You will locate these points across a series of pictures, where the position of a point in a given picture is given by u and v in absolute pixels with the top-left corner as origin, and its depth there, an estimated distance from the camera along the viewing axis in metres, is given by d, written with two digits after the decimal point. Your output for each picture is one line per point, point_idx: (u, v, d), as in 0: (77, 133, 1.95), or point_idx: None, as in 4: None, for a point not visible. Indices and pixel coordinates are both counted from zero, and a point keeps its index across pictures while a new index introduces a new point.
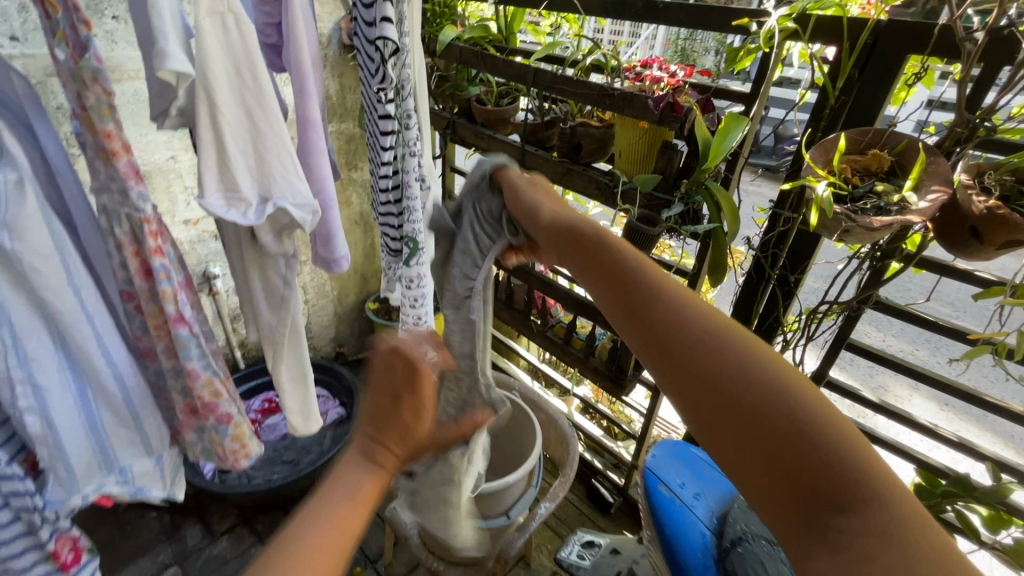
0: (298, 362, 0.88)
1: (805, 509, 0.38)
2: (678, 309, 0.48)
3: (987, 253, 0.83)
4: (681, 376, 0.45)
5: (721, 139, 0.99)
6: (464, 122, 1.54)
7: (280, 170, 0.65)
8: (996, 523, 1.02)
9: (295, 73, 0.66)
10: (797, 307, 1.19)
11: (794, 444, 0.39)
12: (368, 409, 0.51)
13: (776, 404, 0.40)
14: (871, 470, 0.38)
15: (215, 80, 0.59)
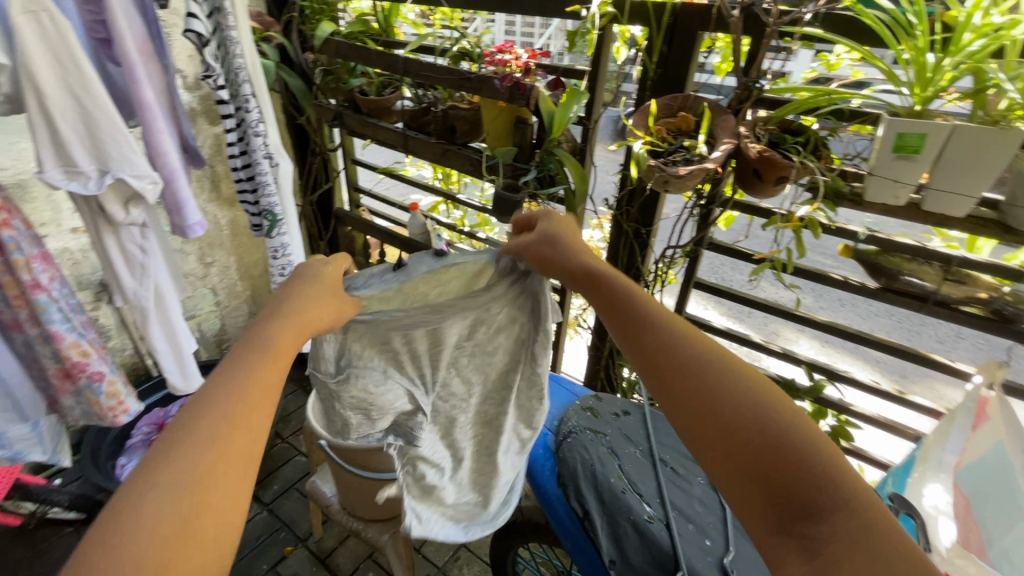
0: (168, 323, 0.99)
1: (782, 511, 0.43)
2: (679, 338, 0.55)
3: (770, 189, 1.02)
4: (669, 385, 0.52)
5: (560, 110, 1.13)
6: (350, 112, 1.62)
7: (114, 146, 0.74)
8: (815, 414, 1.24)
9: (125, 63, 0.74)
10: (654, 255, 1.37)
11: (780, 461, 0.44)
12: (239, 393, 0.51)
13: (736, 415, 0.47)
14: (850, 491, 0.42)
15: (38, 69, 0.67)
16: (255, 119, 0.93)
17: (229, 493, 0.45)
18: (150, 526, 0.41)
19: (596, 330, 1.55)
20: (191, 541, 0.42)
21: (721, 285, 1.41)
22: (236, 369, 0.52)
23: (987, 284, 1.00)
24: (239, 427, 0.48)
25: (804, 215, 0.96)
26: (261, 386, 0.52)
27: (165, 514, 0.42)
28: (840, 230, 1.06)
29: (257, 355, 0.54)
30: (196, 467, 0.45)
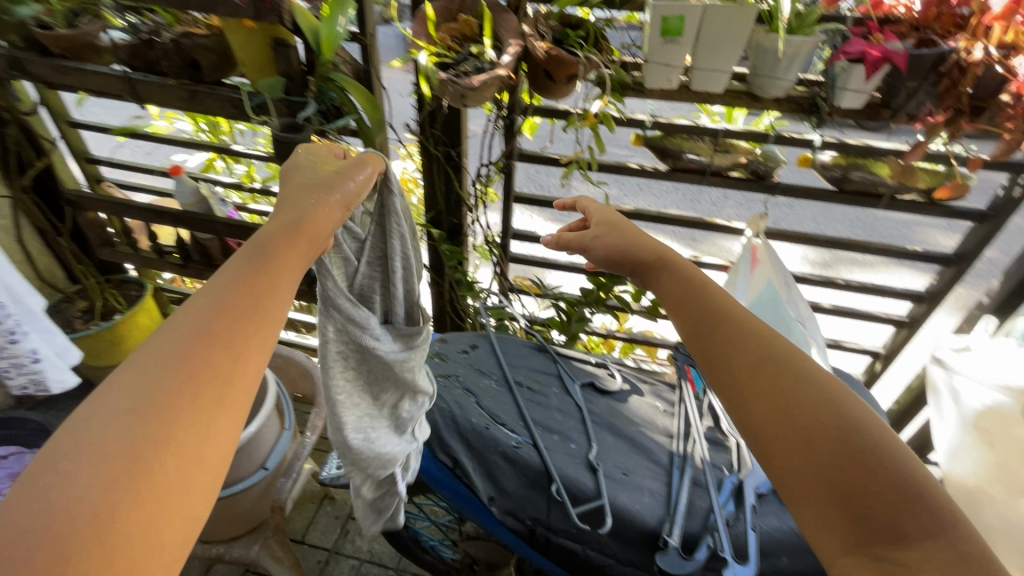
0: None
1: (862, 521, 0.37)
2: (753, 331, 0.48)
3: (562, 89, 1.01)
4: (740, 367, 0.46)
5: (324, 24, 0.94)
6: (34, 56, 1.18)
7: None
8: (638, 293, 1.39)
9: None
10: (470, 177, 1.32)
11: (868, 465, 0.39)
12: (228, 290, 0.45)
13: (823, 411, 0.42)
14: (941, 512, 0.38)
15: None
16: None
17: (215, 424, 0.38)
18: (110, 456, 0.34)
19: (431, 266, 1.48)
20: (178, 477, 0.35)
21: (537, 194, 1.44)
22: (217, 290, 0.44)
23: (746, 148, 1.16)
24: (218, 348, 0.41)
25: (597, 112, 0.97)
26: (245, 303, 0.44)
27: (130, 440, 0.35)
28: (630, 121, 1.12)
29: (253, 263, 0.47)
30: (171, 391, 0.38)
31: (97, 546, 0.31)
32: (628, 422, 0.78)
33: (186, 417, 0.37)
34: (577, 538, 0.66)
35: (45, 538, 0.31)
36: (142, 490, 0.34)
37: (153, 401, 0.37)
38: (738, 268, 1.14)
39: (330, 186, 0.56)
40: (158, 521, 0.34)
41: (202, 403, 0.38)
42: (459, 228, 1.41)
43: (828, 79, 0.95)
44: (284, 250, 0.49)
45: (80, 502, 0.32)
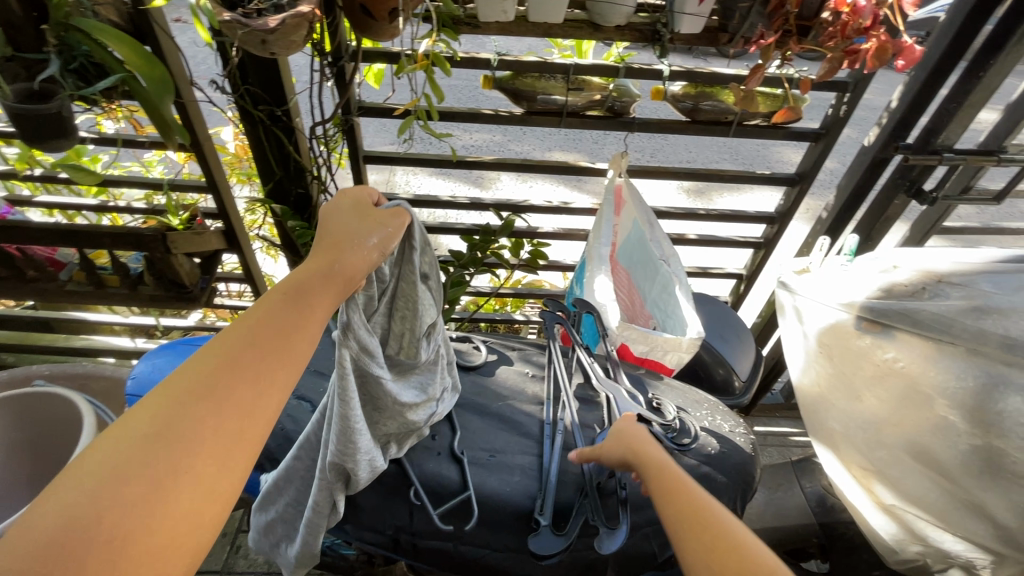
0: None
1: None
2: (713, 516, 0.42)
3: (387, 29, 0.87)
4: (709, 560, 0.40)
5: None
6: None
7: None
8: (514, 247, 1.33)
9: None
10: (309, 141, 1.14)
11: None
12: (257, 320, 0.43)
13: None
14: None
15: None
16: None
17: (230, 458, 0.37)
18: (117, 483, 0.33)
19: (284, 246, 1.30)
20: (185, 505, 0.34)
21: (390, 151, 1.29)
22: (253, 320, 0.42)
23: (599, 85, 1.10)
24: (247, 384, 0.39)
25: (426, 53, 0.85)
26: (274, 333, 0.42)
27: (142, 471, 0.33)
28: (471, 61, 1.01)
29: (285, 299, 0.44)
30: (200, 416, 0.37)
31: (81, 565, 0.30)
32: (495, 398, 0.73)
33: (206, 452, 0.36)
34: (446, 536, 0.61)
35: (48, 535, 0.30)
36: (146, 525, 0.32)
37: (172, 429, 0.35)
38: (603, 209, 1.06)
39: (369, 237, 0.52)
40: (154, 552, 0.32)
41: (225, 440, 0.37)
42: (309, 200, 1.24)
43: (666, 2, 0.90)
44: (317, 290, 0.46)
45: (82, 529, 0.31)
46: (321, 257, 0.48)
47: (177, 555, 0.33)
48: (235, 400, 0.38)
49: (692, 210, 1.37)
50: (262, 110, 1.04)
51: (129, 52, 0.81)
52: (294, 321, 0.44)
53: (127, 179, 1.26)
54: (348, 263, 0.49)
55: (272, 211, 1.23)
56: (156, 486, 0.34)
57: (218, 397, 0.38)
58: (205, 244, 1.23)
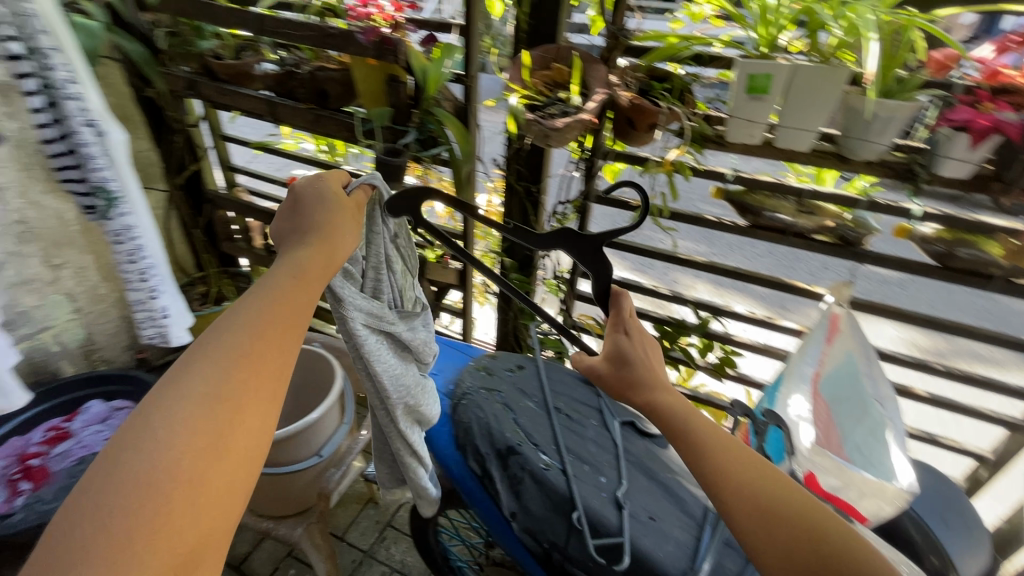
0: None
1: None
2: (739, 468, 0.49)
3: (643, 137, 1.05)
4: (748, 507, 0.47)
5: (432, 64, 1.10)
6: (205, 80, 1.45)
7: None
8: (704, 348, 1.34)
9: None
10: (548, 213, 1.37)
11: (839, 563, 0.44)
12: (267, 287, 0.47)
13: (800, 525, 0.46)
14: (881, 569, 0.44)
15: None
16: (99, 94, 0.84)
17: (260, 412, 0.42)
18: (183, 434, 0.37)
19: (500, 294, 1.54)
20: (229, 454, 0.39)
21: (610, 236, 1.47)
22: (258, 303, 0.46)
23: (833, 212, 1.11)
24: (264, 358, 0.43)
25: (673, 161, 1.02)
26: (289, 304, 0.47)
27: (197, 421, 0.38)
28: (709, 172, 1.14)
29: (290, 272, 0.49)
30: (234, 371, 0.41)
31: (164, 507, 0.35)
32: (663, 467, 0.77)
33: (234, 421, 0.40)
34: (591, 569, 0.66)
35: (136, 483, 0.35)
36: (218, 455, 0.38)
37: (215, 388, 0.40)
38: (812, 334, 1.05)
39: (346, 224, 0.57)
40: (217, 500, 0.37)
41: (253, 405, 0.41)
42: (532, 261, 1.45)
43: (929, 145, 0.91)
44: (313, 259, 0.51)
45: (142, 504, 0.34)
46: (313, 242, 0.53)
47: (229, 510, 0.38)
48: (264, 357, 0.43)
49: (925, 362, 1.22)
50: (523, 183, 1.31)
51: (461, 134, 1.18)
52: (303, 288, 0.49)
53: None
54: (340, 236, 0.55)
55: (501, 262, 1.48)
56: (217, 435, 0.39)
57: (246, 357, 0.42)
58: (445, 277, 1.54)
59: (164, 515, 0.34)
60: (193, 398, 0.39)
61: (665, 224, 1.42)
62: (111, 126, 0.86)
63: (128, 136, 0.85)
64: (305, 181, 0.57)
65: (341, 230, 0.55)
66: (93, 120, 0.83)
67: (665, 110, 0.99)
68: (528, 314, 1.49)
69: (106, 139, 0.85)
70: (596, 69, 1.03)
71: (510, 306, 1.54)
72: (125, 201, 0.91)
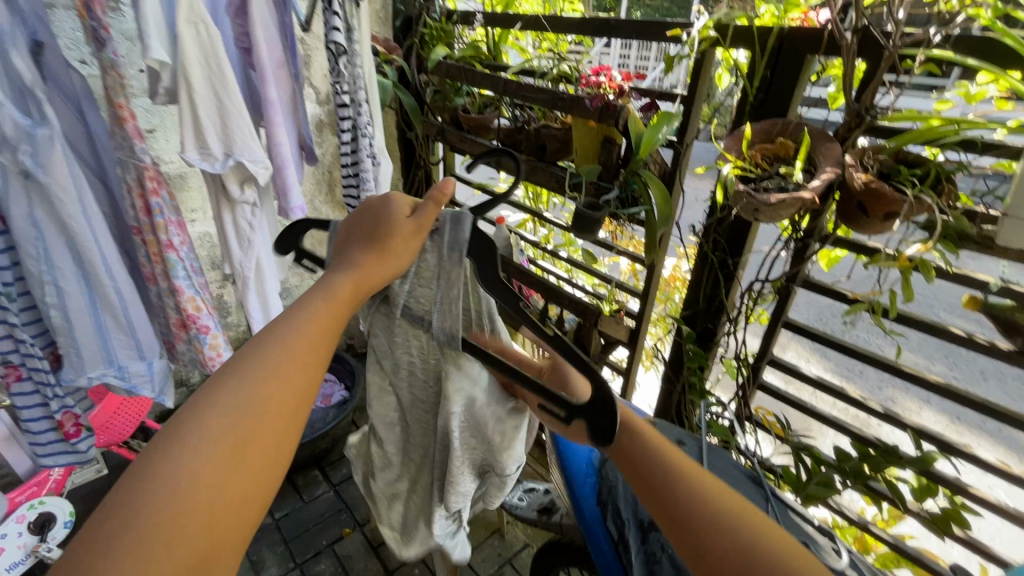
0: (265, 291, 1.12)
1: None
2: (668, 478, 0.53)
3: (877, 225, 0.92)
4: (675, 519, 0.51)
5: (650, 131, 1.14)
6: (453, 129, 1.74)
7: (237, 131, 0.85)
8: (922, 490, 1.07)
9: (263, 75, 0.87)
10: (741, 288, 1.28)
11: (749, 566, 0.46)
12: (303, 310, 0.53)
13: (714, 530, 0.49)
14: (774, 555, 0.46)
15: (188, 65, 0.79)
16: (382, 134, 1.12)
17: (286, 417, 0.48)
18: (219, 436, 0.44)
19: (671, 362, 1.47)
20: (252, 453, 0.45)
21: (813, 327, 1.30)
22: (297, 322, 0.52)
23: None
24: (299, 365, 0.50)
25: (913, 256, 0.87)
26: (321, 328, 0.53)
27: (230, 422, 0.44)
28: (962, 276, 0.94)
29: (320, 297, 0.55)
30: (268, 384, 0.47)
31: (203, 496, 0.41)
32: None
33: (259, 421, 0.46)
34: None
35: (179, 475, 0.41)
36: (243, 454, 0.44)
37: (250, 398, 0.46)
38: None
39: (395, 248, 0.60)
40: (239, 495, 0.43)
41: (279, 412, 0.47)
42: (712, 334, 1.35)
43: None
44: (345, 284, 0.57)
45: (192, 483, 0.41)
46: (361, 255, 0.59)
47: (251, 500, 0.44)
48: (296, 369, 0.50)
49: None
50: (720, 252, 1.25)
51: (662, 197, 1.19)
52: (332, 309, 0.54)
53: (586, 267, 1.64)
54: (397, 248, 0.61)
55: (678, 329, 1.42)
56: (246, 437, 0.45)
57: (280, 370, 0.48)
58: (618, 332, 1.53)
59: (198, 505, 0.41)
60: (232, 404, 0.45)
61: (888, 326, 1.20)
62: (382, 159, 1.14)
63: (390, 169, 1.12)
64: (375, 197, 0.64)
65: (404, 231, 0.61)
66: (376, 154, 1.12)
67: (912, 198, 0.85)
68: (697, 389, 1.39)
69: (379, 168, 1.14)
70: (829, 146, 0.95)
71: (680, 377, 1.45)
72: None
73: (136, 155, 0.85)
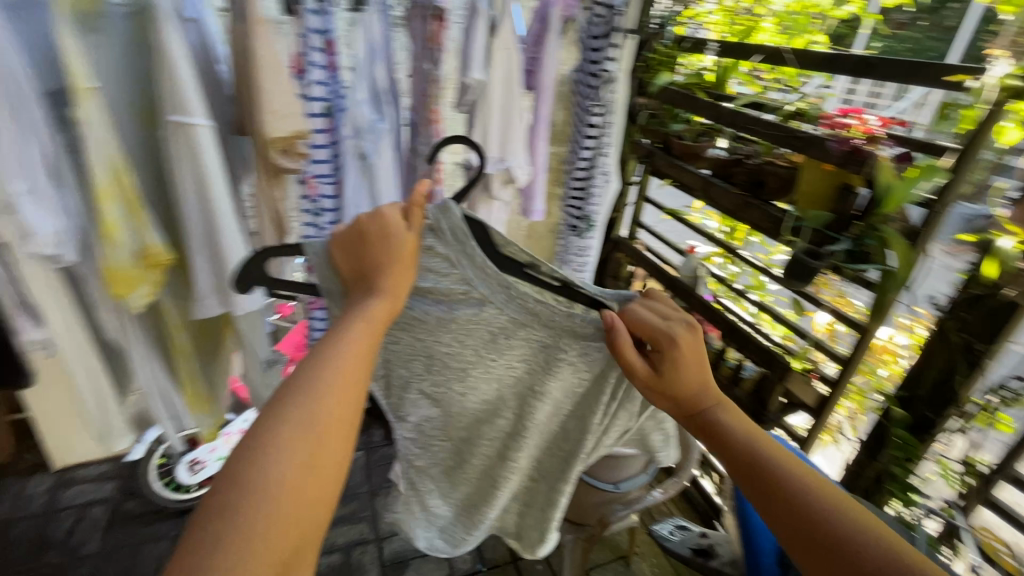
0: None
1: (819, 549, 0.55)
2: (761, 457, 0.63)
3: None
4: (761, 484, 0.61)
5: (904, 185, 1.02)
6: (662, 154, 1.76)
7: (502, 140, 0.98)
8: None
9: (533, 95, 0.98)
10: (986, 382, 1.07)
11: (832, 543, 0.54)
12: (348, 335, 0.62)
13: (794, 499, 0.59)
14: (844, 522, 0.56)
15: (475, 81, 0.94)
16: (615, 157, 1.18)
17: (343, 423, 0.56)
18: (293, 444, 0.51)
19: (866, 444, 1.30)
20: (321, 455, 0.53)
21: None
22: (342, 342, 0.61)
23: None
24: (348, 382, 0.58)
25: None
26: (360, 349, 0.61)
27: (302, 432, 0.52)
28: None
29: (357, 325, 0.63)
30: (326, 399, 0.55)
31: (288, 495, 0.49)
32: None
33: (326, 430, 0.54)
34: None
35: (266, 482, 0.48)
36: (315, 460, 0.52)
37: (310, 410, 0.54)
38: None
39: (404, 271, 0.69)
40: (315, 493, 0.52)
41: (332, 424, 0.55)
42: (931, 426, 1.16)
43: None
44: (374, 310, 0.65)
45: (272, 491, 0.48)
46: (385, 281, 0.67)
47: (323, 497, 0.53)
48: (346, 384, 0.58)
49: None
50: (967, 335, 1.06)
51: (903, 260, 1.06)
52: (367, 330, 0.63)
53: (777, 315, 1.50)
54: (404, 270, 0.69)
55: (885, 409, 1.24)
56: (316, 446, 0.53)
57: (333, 386, 0.57)
58: (805, 395, 1.40)
59: (287, 503, 0.49)
60: (303, 417, 0.53)
61: None
62: (610, 180, 1.20)
63: (617, 189, 1.17)
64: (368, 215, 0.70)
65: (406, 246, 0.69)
66: (607, 174, 1.17)
67: None
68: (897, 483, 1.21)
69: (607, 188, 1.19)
70: None
71: (874, 464, 1.27)
72: (594, 234, 1.23)
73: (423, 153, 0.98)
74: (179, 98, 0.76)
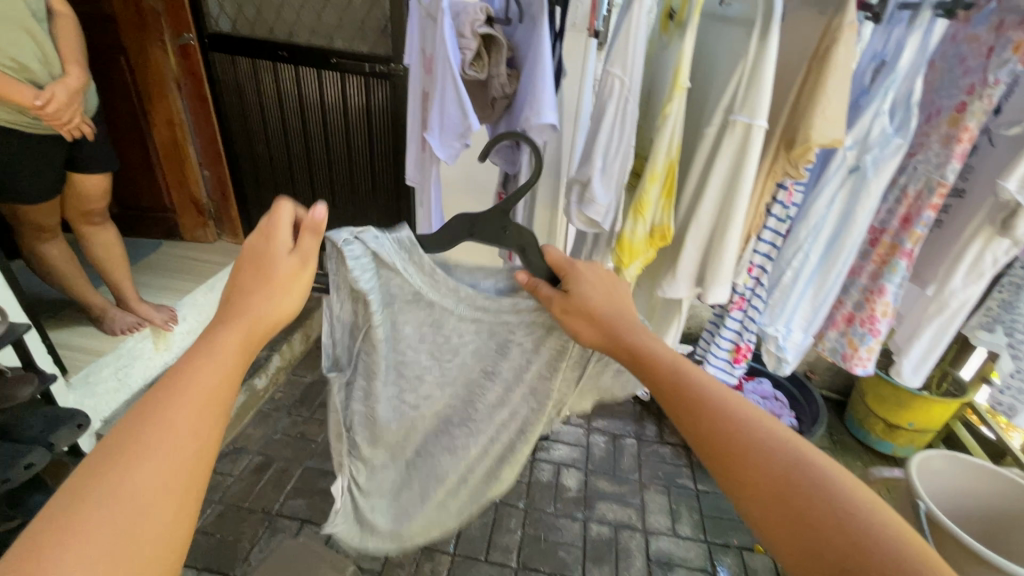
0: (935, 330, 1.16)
1: (799, 523, 0.54)
2: (724, 406, 0.63)
3: None
4: (716, 439, 0.61)
5: None
6: None
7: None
8: None
9: None
10: None
11: (809, 499, 0.54)
12: (214, 347, 0.57)
13: (763, 454, 0.58)
14: (843, 488, 0.54)
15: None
16: None
17: (206, 436, 0.52)
18: (152, 468, 0.47)
19: None
20: (183, 470, 0.49)
21: None
22: (203, 361, 0.55)
23: None
24: (210, 397, 0.53)
25: None
26: (227, 367, 0.56)
27: (161, 462, 0.48)
28: None
29: (205, 343, 0.57)
30: (183, 418, 0.51)
31: (140, 517, 0.45)
32: None
33: (186, 458, 0.50)
34: None
35: (107, 512, 0.44)
36: (168, 483, 0.48)
37: (152, 432, 0.49)
38: None
39: (285, 294, 0.64)
40: (169, 516, 0.47)
41: (222, 382, 0.55)
42: None
43: None
44: (237, 324, 0.59)
45: (113, 525, 0.44)
46: (263, 301, 0.62)
47: (184, 517, 0.49)
48: (211, 399, 0.53)
49: None
50: None
51: None
52: (220, 353, 0.56)
53: None
54: (291, 288, 0.65)
55: None
56: (167, 474, 0.48)
57: (189, 400, 0.52)
58: None
59: (130, 533, 0.44)
60: (159, 443, 0.48)
61: None
62: None
63: None
64: (261, 231, 0.66)
65: (287, 243, 0.65)
66: None
67: None
68: None
69: None
70: None
71: None
72: None
73: (933, 172, 0.97)
74: (762, 96, 0.73)
